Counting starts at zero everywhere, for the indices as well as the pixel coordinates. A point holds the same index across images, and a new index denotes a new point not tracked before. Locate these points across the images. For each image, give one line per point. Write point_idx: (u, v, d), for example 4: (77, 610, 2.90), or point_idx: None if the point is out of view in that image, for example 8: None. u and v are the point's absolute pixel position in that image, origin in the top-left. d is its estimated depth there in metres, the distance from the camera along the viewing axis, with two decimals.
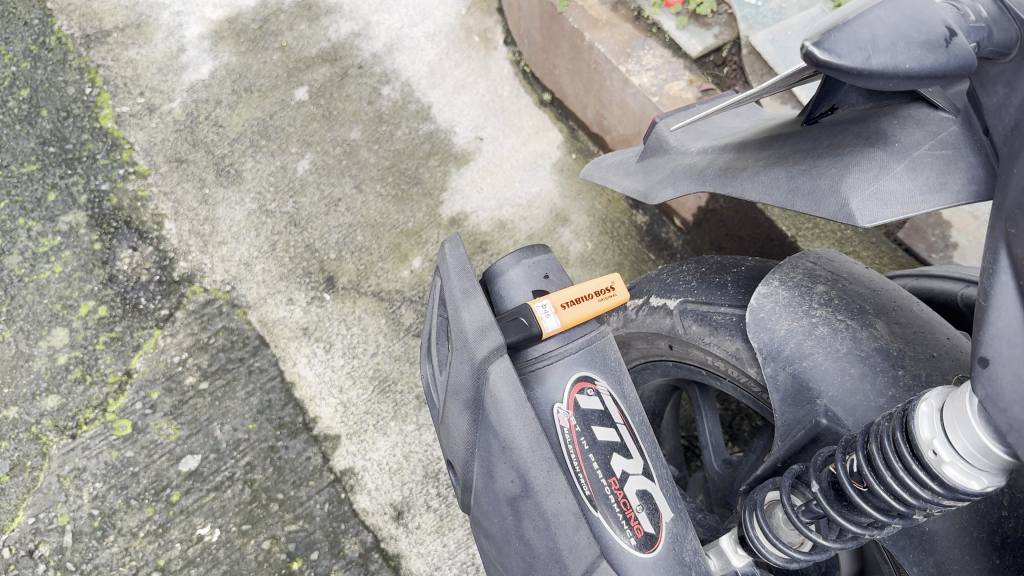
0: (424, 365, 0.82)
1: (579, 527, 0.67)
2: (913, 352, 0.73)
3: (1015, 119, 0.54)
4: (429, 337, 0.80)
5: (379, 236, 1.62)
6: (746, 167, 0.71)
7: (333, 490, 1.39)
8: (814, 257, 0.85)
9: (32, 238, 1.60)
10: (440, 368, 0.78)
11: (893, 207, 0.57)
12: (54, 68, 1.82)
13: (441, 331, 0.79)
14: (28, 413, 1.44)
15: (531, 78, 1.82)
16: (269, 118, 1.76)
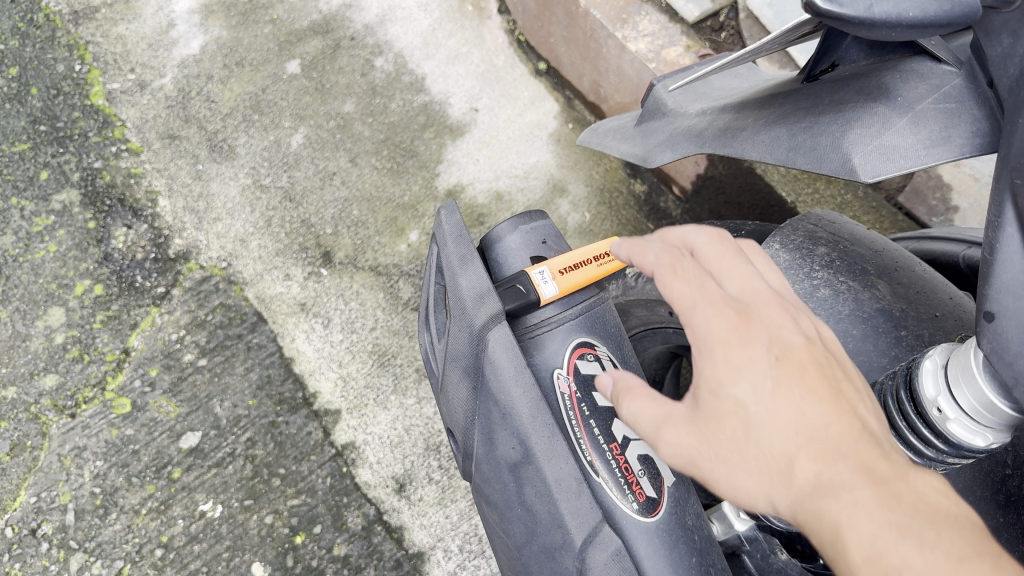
0: (423, 334, 0.82)
1: (581, 492, 0.66)
2: (916, 312, 0.73)
3: (1020, 68, 0.53)
4: (426, 305, 0.80)
5: (375, 210, 1.61)
6: (746, 127, 0.70)
7: (335, 463, 1.39)
8: (816, 218, 0.84)
9: (26, 218, 1.59)
10: (438, 336, 0.77)
11: (896, 162, 0.56)
12: (43, 45, 1.79)
13: (438, 299, 0.78)
14: (27, 393, 1.44)
15: (526, 46, 1.80)
16: (261, 93, 1.74)
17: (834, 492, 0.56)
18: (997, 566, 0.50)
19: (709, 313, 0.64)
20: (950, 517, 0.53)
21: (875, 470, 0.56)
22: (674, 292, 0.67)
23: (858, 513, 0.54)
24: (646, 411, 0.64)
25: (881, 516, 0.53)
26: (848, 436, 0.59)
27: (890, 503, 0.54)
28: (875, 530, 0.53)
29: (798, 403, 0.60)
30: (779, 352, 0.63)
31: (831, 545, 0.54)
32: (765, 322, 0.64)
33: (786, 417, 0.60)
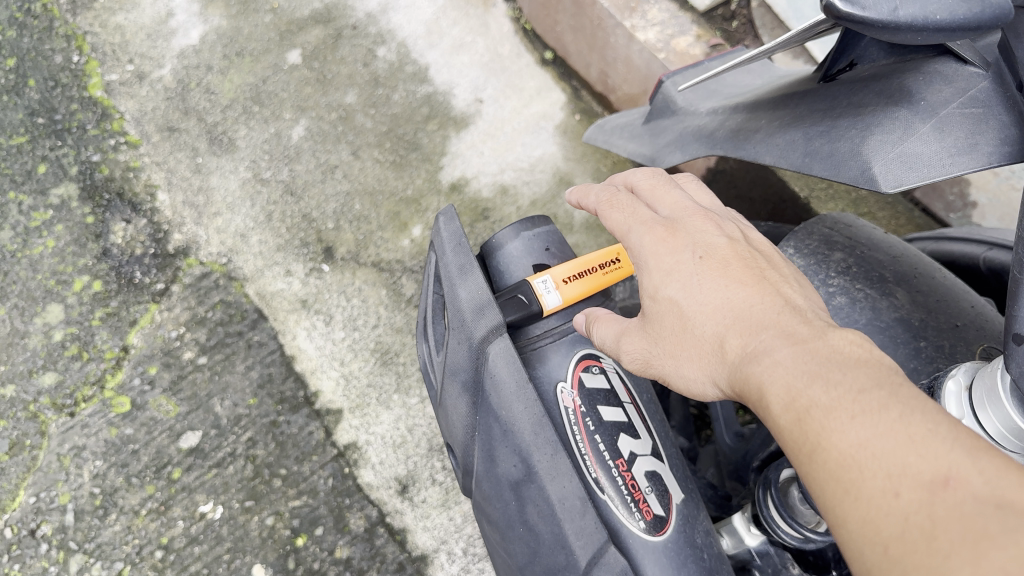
0: (422, 346, 0.80)
1: (585, 512, 0.62)
2: (936, 322, 0.69)
3: None
4: (425, 315, 0.78)
5: (377, 204, 1.57)
6: (759, 128, 0.66)
7: (337, 464, 1.37)
8: (832, 222, 0.81)
9: (24, 212, 1.57)
10: (436, 348, 0.76)
11: (919, 171, 0.52)
12: (41, 35, 1.76)
13: (436, 309, 0.76)
14: (25, 391, 1.42)
15: (532, 35, 1.75)
16: (261, 84, 1.71)
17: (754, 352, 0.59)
18: (902, 396, 0.50)
19: (643, 232, 0.71)
20: (862, 360, 0.53)
21: (793, 328, 0.59)
22: (615, 225, 0.74)
23: (773, 365, 0.57)
24: (609, 332, 0.71)
25: (791, 365, 0.56)
26: (774, 305, 0.62)
27: (803, 354, 0.56)
28: (787, 377, 0.55)
29: (724, 287, 0.65)
30: (709, 250, 0.68)
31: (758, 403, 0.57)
32: (692, 231, 0.70)
33: (712, 300, 0.64)
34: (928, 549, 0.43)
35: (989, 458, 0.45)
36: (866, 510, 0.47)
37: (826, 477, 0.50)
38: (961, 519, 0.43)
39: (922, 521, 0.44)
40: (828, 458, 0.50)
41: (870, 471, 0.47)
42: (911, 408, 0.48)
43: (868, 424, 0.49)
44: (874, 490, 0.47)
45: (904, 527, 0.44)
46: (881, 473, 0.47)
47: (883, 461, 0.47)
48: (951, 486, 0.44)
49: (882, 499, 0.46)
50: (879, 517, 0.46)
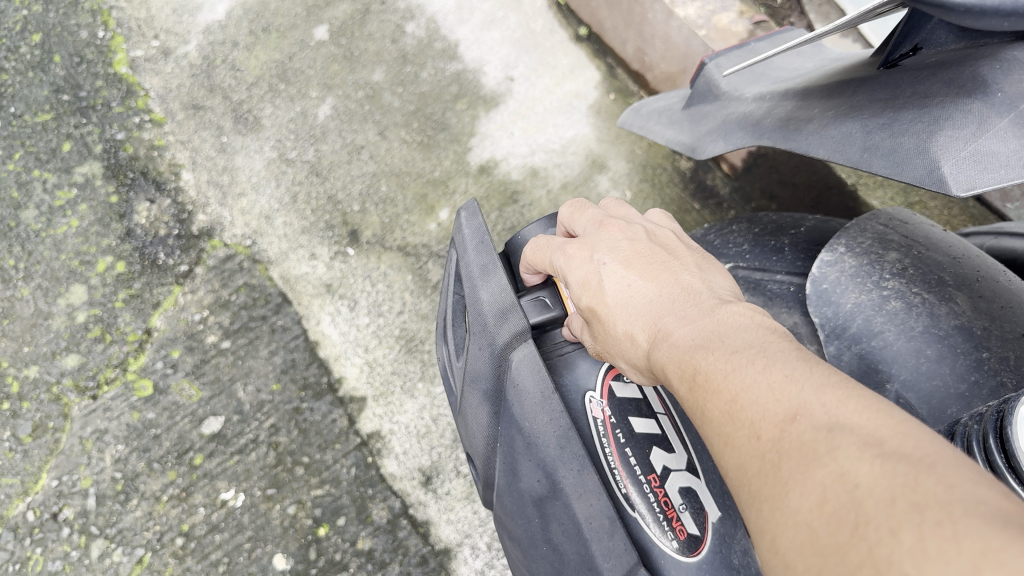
0: (443, 350, 0.79)
1: (613, 533, 0.57)
2: (1000, 331, 0.63)
3: None
4: (445, 319, 0.77)
5: (404, 186, 1.53)
6: (811, 118, 0.61)
7: (359, 454, 1.34)
8: (886, 218, 0.75)
9: (48, 191, 1.55)
10: (457, 352, 0.74)
11: (995, 172, 0.45)
12: (67, 10, 1.74)
13: (457, 312, 0.75)
14: (48, 373, 1.41)
15: (567, 10, 1.66)
16: (288, 61, 1.66)
17: (653, 329, 0.60)
18: (769, 352, 0.51)
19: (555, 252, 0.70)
20: (743, 325, 0.54)
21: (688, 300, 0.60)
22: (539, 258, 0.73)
23: (666, 334, 0.58)
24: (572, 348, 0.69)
25: (684, 331, 0.57)
26: (674, 284, 0.62)
27: (691, 318, 0.58)
28: (675, 342, 0.57)
29: (631, 278, 0.64)
30: (616, 243, 0.68)
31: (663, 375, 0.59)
32: (598, 237, 0.69)
33: (619, 291, 0.63)
34: (774, 483, 0.45)
35: (834, 392, 0.46)
36: (734, 456, 0.49)
37: (710, 430, 0.52)
38: (799, 450, 0.44)
39: (771, 456, 0.46)
40: (709, 414, 0.52)
41: (739, 418, 0.49)
42: (774, 358, 0.50)
43: (737, 377, 0.51)
44: (742, 438, 0.49)
45: (760, 466, 0.46)
46: (747, 420, 0.49)
47: (748, 410, 0.49)
48: (798, 421, 0.46)
49: (746, 443, 0.48)
50: (744, 461, 0.48)
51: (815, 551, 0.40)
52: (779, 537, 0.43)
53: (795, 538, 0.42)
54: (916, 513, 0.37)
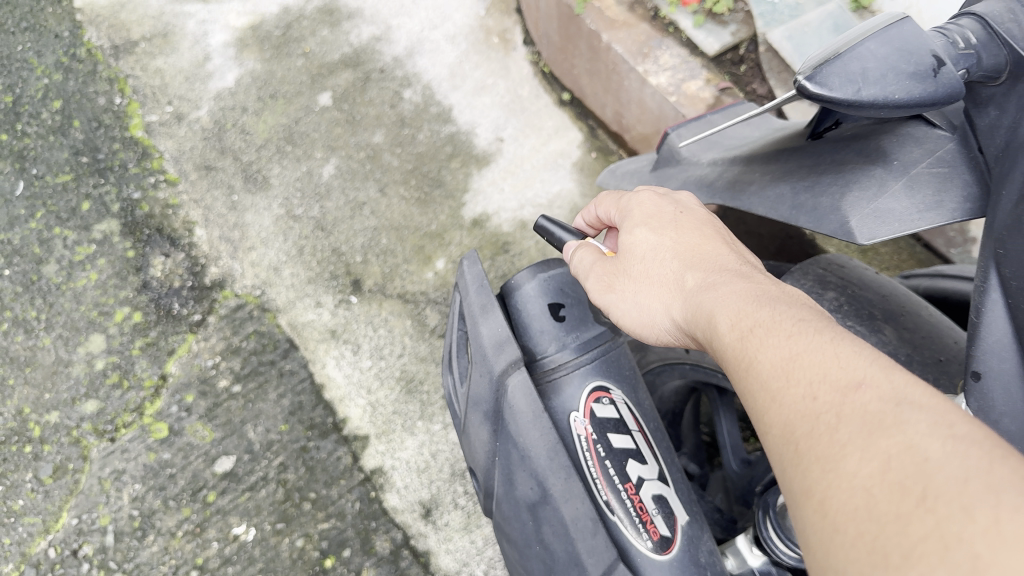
0: (446, 378, 0.88)
1: (596, 532, 0.68)
2: (921, 357, 0.74)
3: (1005, 139, 0.54)
4: (449, 351, 0.86)
5: (402, 238, 1.64)
6: (752, 181, 0.72)
7: (363, 489, 1.43)
8: (826, 262, 0.85)
9: (68, 247, 1.66)
10: (461, 380, 0.83)
11: (892, 225, 0.57)
12: (86, 79, 1.87)
13: (460, 344, 0.84)
14: (69, 418, 1.50)
15: (550, 77, 1.84)
16: (294, 124, 1.79)
17: (699, 296, 0.63)
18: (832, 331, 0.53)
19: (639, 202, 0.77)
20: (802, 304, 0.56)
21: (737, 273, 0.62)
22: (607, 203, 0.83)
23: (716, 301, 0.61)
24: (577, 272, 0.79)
25: (735, 299, 0.59)
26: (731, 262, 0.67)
27: (744, 290, 0.60)
28: (726, 310, 0.59)
29: (695, 237, 0.71)
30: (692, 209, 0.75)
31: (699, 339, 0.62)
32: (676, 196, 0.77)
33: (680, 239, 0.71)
34: (829, 445, 0.45)
35: (901, 374, 0.48)
36: (784, 417, 0.50)
37: (754, 397, 0.53)
38: (863, 416, 0.45)
39: (829, 419, 0.47)
40: (757, 377, 0.53)
41: (793, 384, 0.50)
42: (839, 335, 0.52)
43: (794, 348, 0.52)
44: (793, 399, 0.50)
45: (812, 428, 0.47)
46: (802, 386, 0.50)
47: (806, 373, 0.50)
48: (862, 392, 0.47)
49: (800, 405, 0.49)
50: (794, 422, 0.49)
51: (872, 515, 0.41)
52: (829, 499, 0.44)
53: (848, 500, 0.43)
54: (989, 494, 0.38)
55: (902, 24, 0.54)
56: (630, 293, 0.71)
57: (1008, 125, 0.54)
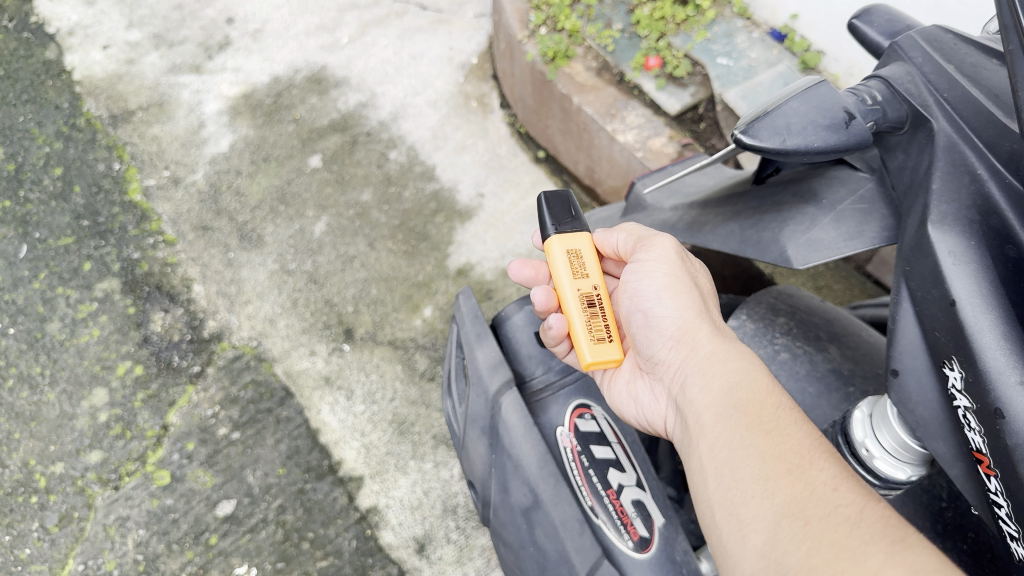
0: (446, 402, 1.02)
1: (582, 531, 0.79)
2: (863, 371, 0.85)
3: (907, 180, 0.66)
4: (449, 376, 1.00)
5: (391, 288, 1.74)
6: (708, 222, 0.85)
7: (359, 527, 1.49)
8: (777, 292, 0.96)
9: (71, 305, 1.74)
10: (459, 401, 0.98)
11: (823, 251, 0.68)
12: (85, 146, 1.97)
13: (458, 371, 0.98)
14: (73, 468, 1.56)
15: (526, 137, 1.97)
16: (286, 185, 1.90)
17: (725, 364, 0.74)
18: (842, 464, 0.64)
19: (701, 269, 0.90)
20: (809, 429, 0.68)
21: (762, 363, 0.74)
22: None
23: (745, 377, 0.72)
24: (625, 234, 0.93)
25: (765, 383, 0.71)
26: None
27: (770, 381, 0.71)
28: (755, 387, 0.70)
29: None
30: None
31: (710, 392, 0.73)
32: None
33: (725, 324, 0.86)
34: (842, 526, 0.57)
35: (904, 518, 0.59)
36: (799, 490, 0.61)
37: (768, 463, 0.64)
38: (884, 531, 0.56)
39: (852, 523, 0.57)
40: (776, 451, 0.64)
41: (815, 470, 0.62)
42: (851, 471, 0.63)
43: (816, 447, 0.65)
44: (814, 490, 0.61)
45: (827, 510, 0.59)
46: (822, 475, 0.62)
47: (828, 483, 0.61)
48: (877, 513, 0.58)
49: (818, 486, 0.61)
50: (809, 498, 0.60)
51: None
52: None
53: None
54: None
55: (819, 86, 0.67)
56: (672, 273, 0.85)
57: (911, 167, 0.66)
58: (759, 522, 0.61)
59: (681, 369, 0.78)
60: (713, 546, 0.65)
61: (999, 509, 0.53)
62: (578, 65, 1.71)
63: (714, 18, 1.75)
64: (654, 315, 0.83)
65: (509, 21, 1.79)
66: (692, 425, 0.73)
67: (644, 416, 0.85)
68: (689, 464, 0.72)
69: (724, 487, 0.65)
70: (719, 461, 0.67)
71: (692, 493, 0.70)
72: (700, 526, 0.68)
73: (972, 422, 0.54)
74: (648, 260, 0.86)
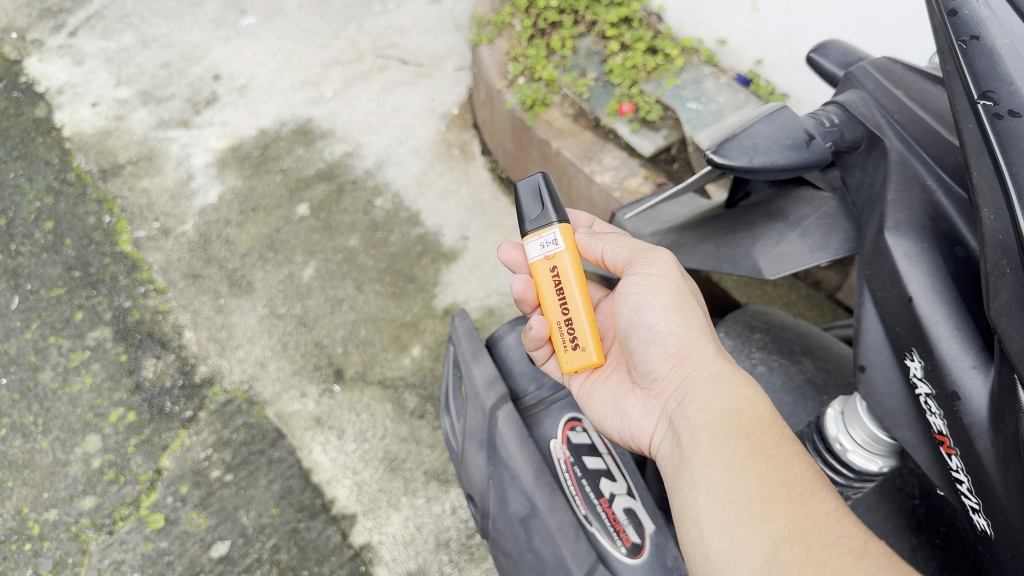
0: (444, 421, 1.10)
1: (578, 536, 0.85)
2: (836, 380, 0.90)
3: (863, 196, 0.74)
4: (449, 395, 1.09)
5: (380, 329, 1.79)
6: (686, 243, 0.94)
7: (353, 563, 1.49)
8: (752, 312, 1.02)
9: (63, 353, 1.76)
10: (457, 417, 1.07)
11: (791, 263, 0.76)
12: (75, 200, 2.02)
13: (457, 389, 1.08)
14: (67, 514, 1.55)
15: (507, 181, 2.04)
16: (275, 233, 1.95)
17: (728, 388, 0.75)
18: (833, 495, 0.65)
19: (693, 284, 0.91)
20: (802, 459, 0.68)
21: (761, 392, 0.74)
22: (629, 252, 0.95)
23: (746, 404, 0.72)
24: (622, 246, 0.93)
25: (767, 411, 0.71)
26: None
27: (770, 409, 0.72)
28: (756, 413, 0.71)
29: None
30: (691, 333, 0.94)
31: (710, 412, 0.73)
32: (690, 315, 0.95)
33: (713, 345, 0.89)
34: (846, 556, 0.57)
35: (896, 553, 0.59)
36: (799, 516, 0.61)
37: (768, 487, 0.63)
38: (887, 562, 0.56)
39: (856, 551, 0.57)
40: (777, 477, 0.64)
41: (818, 500, 0.62)
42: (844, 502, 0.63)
43: (814, 479, 0.64)
44: (813, 517, 0.60)
45: (829, 539, 0.58)
46: (824, 506, 0.62)
47: (825, 513, 0.61)
48: (876, 546, 0.58)
49: (821, 515, 0.61)
50: (810, 525, 0.60)
51: None
52: None
53: None
54: None
55: (781, 112, 0.75)
56: (676, 291, 0.86)
57: (869, 182, 0.73)
58: (755, 545, 0.60)
59: (683, 383, 0.80)
60: (696, 562, 0.64)
61: (960, 485, 0.58)
62: (556, 111, 1.79)
63: (682, 66, 1.85)
64: (656, 330, 0.85)
65: (488, 71, 1.87)
66: (686, 435, 0.74)
67: (629, 429, 0.87)
68: (678, 474, 0.72)
69: (716, 505, 0.65)
70: (713, 481, 0.67)
71: (677, 508, 0.69)
72: (682, 542, 0.67)
73: (933, 407, 0.59)
74: (651, 275, 0.87)
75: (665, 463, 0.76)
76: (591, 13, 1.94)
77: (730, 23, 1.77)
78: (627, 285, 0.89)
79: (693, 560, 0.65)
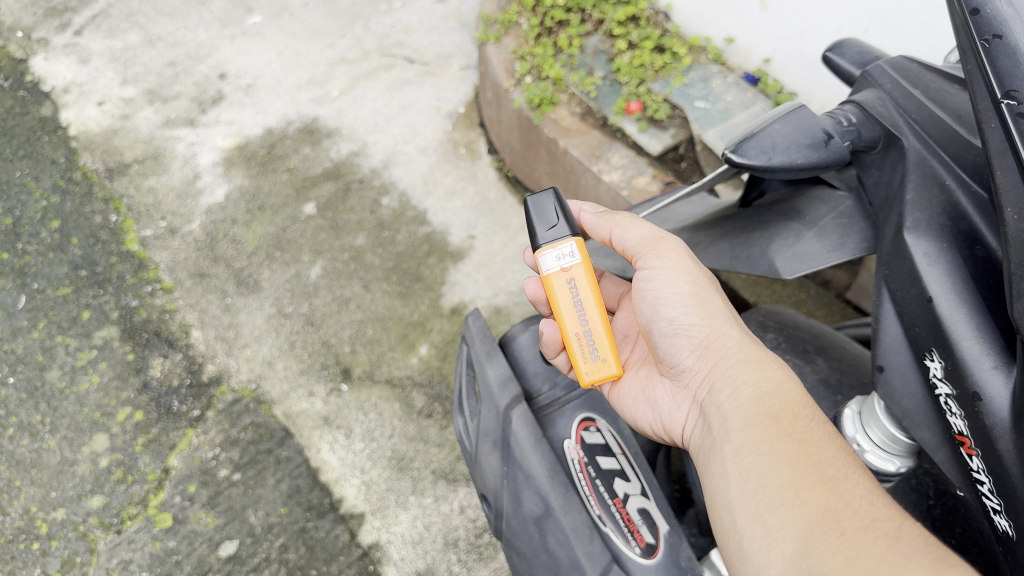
0: (457, 421, 1.10)
1: (592, 537, 0.85)
2: (849, 380, 0.89)
3: (879, 196, 0.74)
4: (461, 395, 1.11)
5: (387, 328, 1.79)
6: (699, 244, 0.94)
7: (361, 563, 1.48)
8: (765, 312, 1.03)
9: (70, 352, 1.76)
10: (471, 415, 1.08)
11: (808, 262, 0.76)
12: (81, 200, 2.01)
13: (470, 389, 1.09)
14: (75, 513, 1.55)
15: (514, 179, 2.04)
16: (281, 232, 1.95)
17: (759, 373, 0.75)
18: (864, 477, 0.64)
19: None
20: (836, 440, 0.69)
21: (792, 375, 0.75)
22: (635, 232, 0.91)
23: (777, 388, 0.72)
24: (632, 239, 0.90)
25: (798, 394, 0.71)
26: None
27: (802, 394, 0.72)
28: (788, 396, 0.71)
29: None
30: None
31: (741, 398, 0.74)
32: None
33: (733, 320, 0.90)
34: (880, 539, 0.57)
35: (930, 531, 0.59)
36: (832, 499, 0.61)
37: (800, 472, 0.64)
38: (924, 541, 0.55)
39: (893, 532, 0.57)
40: (811, 460, 0.64)
41: (850, 483, 0.62)
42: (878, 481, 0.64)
43: (846, 461, 0.64)
44: (846, 499, 0.61)
45: (862, 521, 0.58)
46: (857, 489, 0.62)
47: (861, 493, 0.61)
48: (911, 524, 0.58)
49: (854, 499, 0.61)
50: (843, 509, 0.60)
51: None
52: None
53: None
54: None
55: (800, 112, 0.76)
56: (693, 276, 0.85)
57: (886, 182, 0.73)
58: (787, 531, 0.61)
59: (711, 371, 0.80)
60: (730, 550, 0.64)
61: (982, 485, 0.58)
62: (563, 110, 1.78)
63: (690, 64, 1.85)
64: (678, 322, 0.84)
65: (495, 70, 1.86)
66: (718, 422, 0.75)
67: (661, 420, 0.90)
68: (710, 462, 0.72)
69: (748, 492, 0.65)
70: (745, 467, 0.67)
71: (710, 495, 0.69)
72: (716, 529, 0.67)
73: (953, 407, 0.59)
74: (666, 267, 0.85)
75: (699, 449, 0.77)
76: (598, 11, 1.93)
77: (739, 21, 1.77)
78: (642, 279, 0.87)
79: (726, 548, 0.65)
